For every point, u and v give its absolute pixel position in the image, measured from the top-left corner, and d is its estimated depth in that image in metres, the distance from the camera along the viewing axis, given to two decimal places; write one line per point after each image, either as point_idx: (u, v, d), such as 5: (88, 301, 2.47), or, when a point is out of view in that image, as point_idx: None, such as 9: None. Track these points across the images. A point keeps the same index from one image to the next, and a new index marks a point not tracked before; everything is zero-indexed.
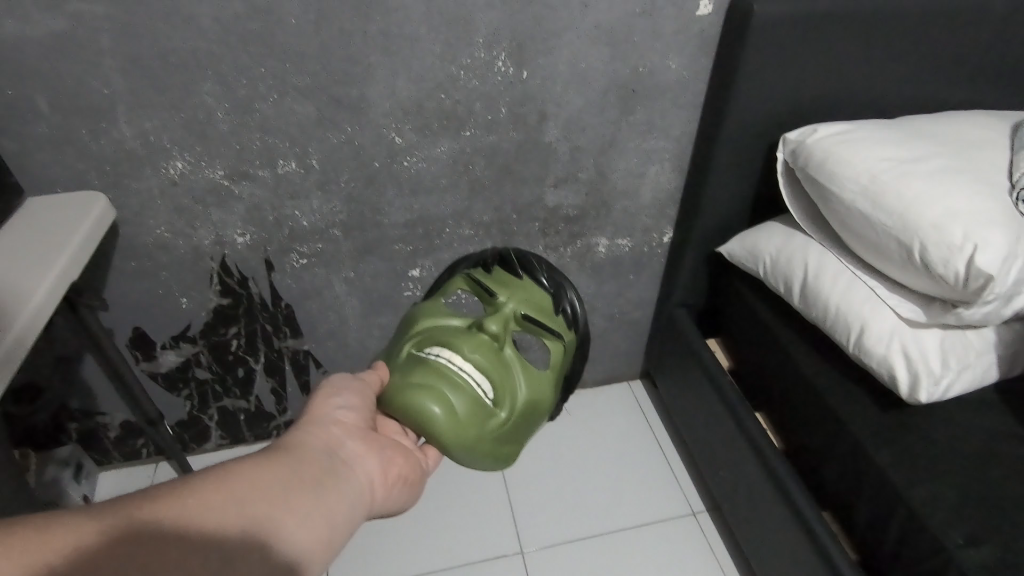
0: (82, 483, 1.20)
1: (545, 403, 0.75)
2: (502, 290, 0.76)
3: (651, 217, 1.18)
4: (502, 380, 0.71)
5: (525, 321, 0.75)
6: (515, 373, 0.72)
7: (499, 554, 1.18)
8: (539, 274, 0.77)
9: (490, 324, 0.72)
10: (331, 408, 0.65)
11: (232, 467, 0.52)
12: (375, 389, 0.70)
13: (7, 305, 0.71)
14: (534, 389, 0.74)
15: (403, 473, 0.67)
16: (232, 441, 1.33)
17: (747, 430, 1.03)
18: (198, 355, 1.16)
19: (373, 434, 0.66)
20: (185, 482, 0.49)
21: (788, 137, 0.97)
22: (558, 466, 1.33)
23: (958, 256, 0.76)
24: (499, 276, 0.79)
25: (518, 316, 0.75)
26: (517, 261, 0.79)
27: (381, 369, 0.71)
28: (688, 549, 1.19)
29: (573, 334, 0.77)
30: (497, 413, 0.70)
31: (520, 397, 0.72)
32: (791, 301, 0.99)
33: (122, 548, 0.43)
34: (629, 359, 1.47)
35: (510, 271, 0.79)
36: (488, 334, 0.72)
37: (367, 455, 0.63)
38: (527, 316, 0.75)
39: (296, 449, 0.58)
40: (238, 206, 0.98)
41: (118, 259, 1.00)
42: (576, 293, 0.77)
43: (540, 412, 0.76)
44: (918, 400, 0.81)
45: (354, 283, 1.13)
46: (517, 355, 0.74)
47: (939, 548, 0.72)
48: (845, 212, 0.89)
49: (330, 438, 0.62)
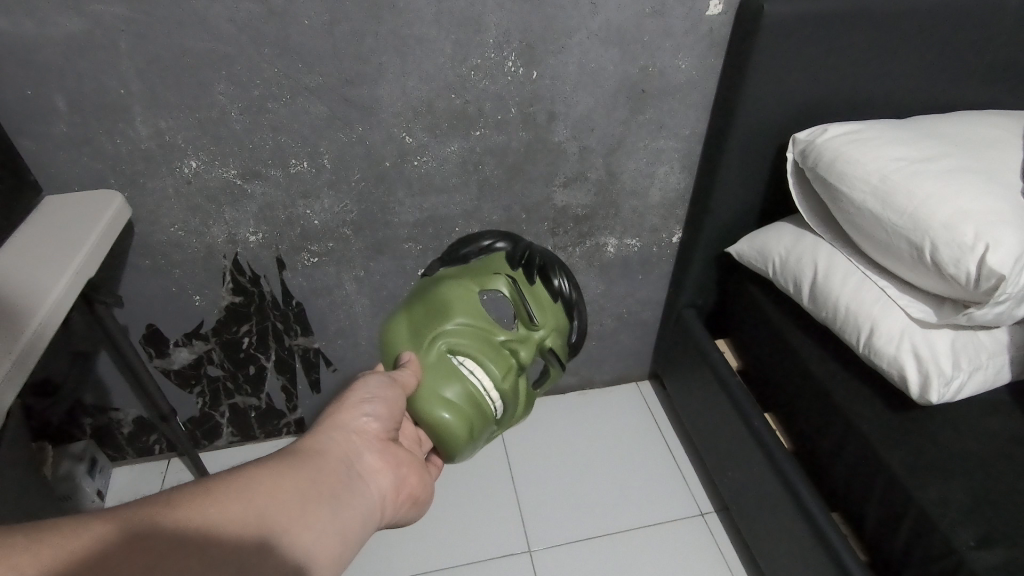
0: (95, 477, 1.22)
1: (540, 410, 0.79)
2: (541, 313, 0.70)
3: (659, 216, 1.18)
4: (516, 403, 0.72)
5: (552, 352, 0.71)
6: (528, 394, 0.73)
7: (507, 552, 1.19)
8: (577, 300, 0.71)
9: (522, 352, 0.70)
10: (357, 415, 0.65)
11: (256, 474, 0.52)
12: (407, 391, 0.69)
13: (26, 301, 0.72)
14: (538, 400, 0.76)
15: (413, 493, 0.67)
16: (243, 438, 1.35)
17: (756, 430, 1.03)
18: (210, 352, 1.17)
19: (391, 447, 0.66)
20: (208, 489, 0.48)
21: (798, 137, 0.97)
22: (566, 465, 1.33)
23: (969, 256, 0.76)
24: (541, 293, 0.70)
25: (547, 346, 0.71)
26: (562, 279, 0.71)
27: (413, 364, 0.70)
28: (695, 549, 1.19)
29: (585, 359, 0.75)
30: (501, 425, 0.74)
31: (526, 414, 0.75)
32: (800, 301, 0.99)
33: (151, 552, 0.42)
34: (637, 359, 1.47)
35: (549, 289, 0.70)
36: (517, 359, 0.70)
37: (382, 471, 0.63)
38: (558, 346, 0.71)
39: (318, 456, 0.58)
40: (251, 205, 0.99)
41: (133, 257, 1.01)
42: (586, 323, 0.72)
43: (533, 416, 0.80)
44: (929, 400, 0.80)
45: (364, 282, 1.14)
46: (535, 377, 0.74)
47: (950, 549, 0.71)
48: (855, 212, 0.89)
49: (350, 448, 0.62)
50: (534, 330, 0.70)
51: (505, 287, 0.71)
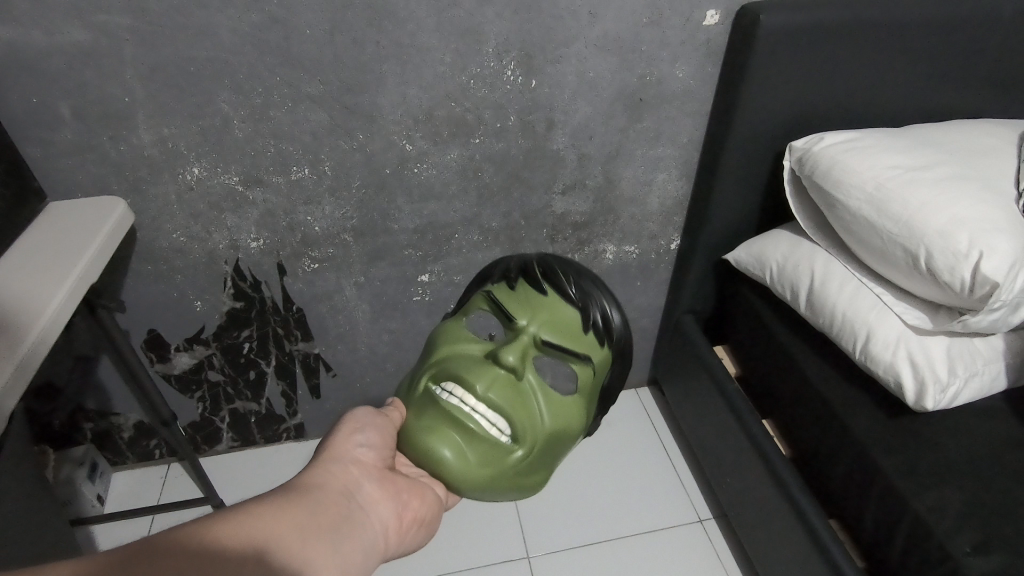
0: (95, 482, 1.23)
1: (575, 427, 0.70)
2: (522, 311, 0.69)
3: (658, 223, 1.19)
4: (524, 417, 0.66)
5: (546, 348, 0.68)
6: (534, 406, 0.67)
7: (506, 559, 1.19)
8: (563, 285, 0.69)
9: (507, 355, 0.66)
10: (352, 446, 0.66)
11: (254, 506, 0.53)
12: (397, 425, 0.68)
13: (30, 305, 0.73)
14: (559, 418, 0.68)
15: (419, 516, 0.67)
16: (242, 443, 1.35)
17: (753, 436, 1.03)
18: (210, 357, 1.18)
19: (390, 476, 0.66)
20: (205, 525, 0.48)
21: (794, 145, 0.98)
22: (565, 471, 1.33)
23: (964, 264, 0.76)
24: (521, 294, 0.70)
25: (539, 342, 0.68)
26: (540, 273, 0.71)
27: (399, 404, 0.69)
28: (694, 556, 1.19)
29: (604, 350, 0.70)
30: (516, 451, 0.66)
31: (544, 432, 0.67)
32: (798, 308, 0.99)
33: None
34: (637, 366, 1.47)
35: (534, 286, 0.71)
36: (505, 366, 0.66)
37: (382, 500, 0.63)
38: (549, 341, 0.68)
39: (316, 490, 0.59)
40: (252, 211, 1.00)
41: (135, 262, 1.02)
42: (606, 300, 0.69)
43: (570, 437, 0.70)
44: (925, 407, 0.81)
45: (364, 288, 1.15)
46: (541, 385, 0.68)
47: (945, 556, 0.71)
48: (850, 220, 0.90)
49: (349, 479, 0.63)
50: (517, 332, 0.68)
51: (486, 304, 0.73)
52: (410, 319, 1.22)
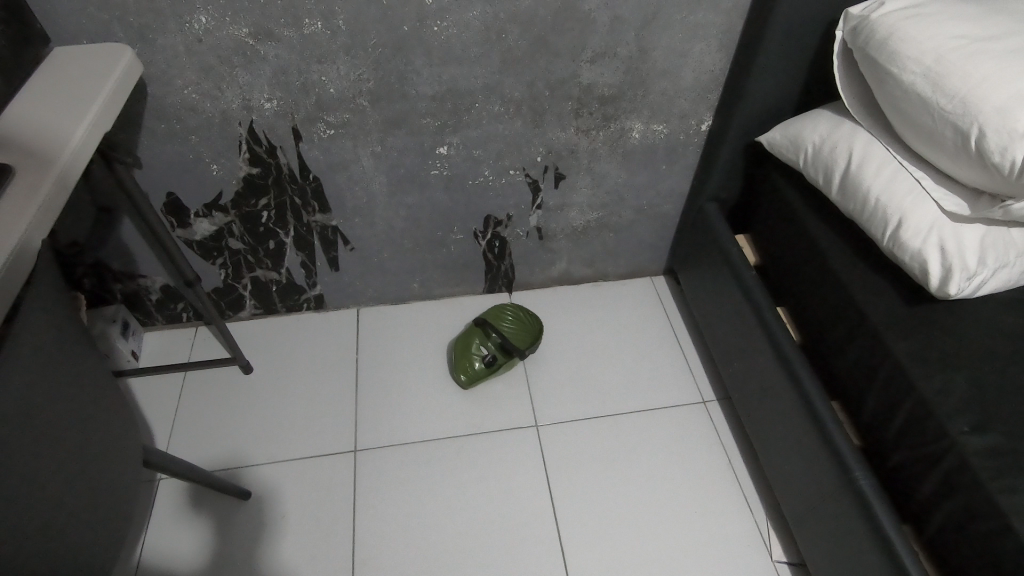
0: (129, 339, 1.29)
1: (492, 369, 1.27)
2: (514, 355, 1.28)
3: (690, 100, 1.12)
4: (480, 365, 1.26)
5: (507, 362, 1.29)
6: (478, 368, 1.26)
7: (516, 426, 1.25)
8: (510, 362, 1.30)
9: (499, 354, 1.28)
10: None
11: None
12: None
13: (36, 163, 0.71)
14: (483, 371, 1.27)
15: None
16: (266, 310, 1.40)
17: (764, 320, 1.03)
18: (230, 225, 1.19)
19: None
20: None
21: (850, 13, 0.90)
22: (575, 350, 1.38)
23: (1017, 143, 0.72)
24: (511, 359, 1.29)
25: (504, 360, 1.28)
26: (507, 362, 1.29)
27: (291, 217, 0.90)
28: (695, 432, 1.25)
29: (504, 367, 1.29)
30: (473, 364, 1.26)
31: (475, 368, 1.26)
32: (828, 193, 0.95)
33: None
34: (654, 253, 1.46)
35: (509, 363, 1.29)
36: (487, 361, 1.27)
37: None
38: (511, 359, 1.29)
39: None
40: (265, 68, 0.96)
41: (148, 120, 1.00)
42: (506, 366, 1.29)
43: (488, 371, 1.27)
44: (947, 293, 0.79)
45: (381, 159, 1.12)
46: (489, 367, 1.27)
47: (943, 433, 0.74)
48: (901, 96, 0.84)
49: None
50: (510, 354, 1.28)
51: (502, 351, 1.28)
52: (427, 193, 1.20)
